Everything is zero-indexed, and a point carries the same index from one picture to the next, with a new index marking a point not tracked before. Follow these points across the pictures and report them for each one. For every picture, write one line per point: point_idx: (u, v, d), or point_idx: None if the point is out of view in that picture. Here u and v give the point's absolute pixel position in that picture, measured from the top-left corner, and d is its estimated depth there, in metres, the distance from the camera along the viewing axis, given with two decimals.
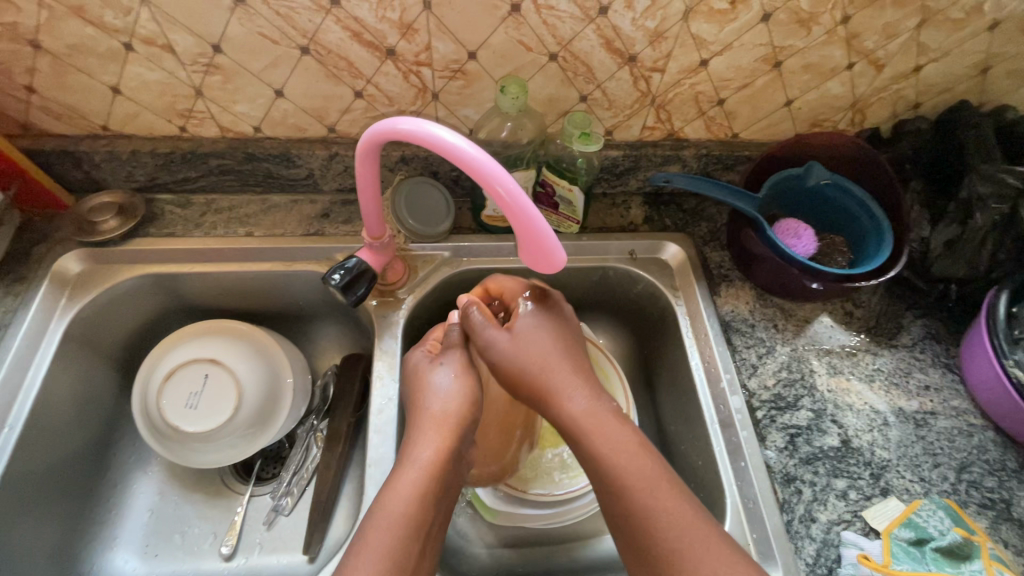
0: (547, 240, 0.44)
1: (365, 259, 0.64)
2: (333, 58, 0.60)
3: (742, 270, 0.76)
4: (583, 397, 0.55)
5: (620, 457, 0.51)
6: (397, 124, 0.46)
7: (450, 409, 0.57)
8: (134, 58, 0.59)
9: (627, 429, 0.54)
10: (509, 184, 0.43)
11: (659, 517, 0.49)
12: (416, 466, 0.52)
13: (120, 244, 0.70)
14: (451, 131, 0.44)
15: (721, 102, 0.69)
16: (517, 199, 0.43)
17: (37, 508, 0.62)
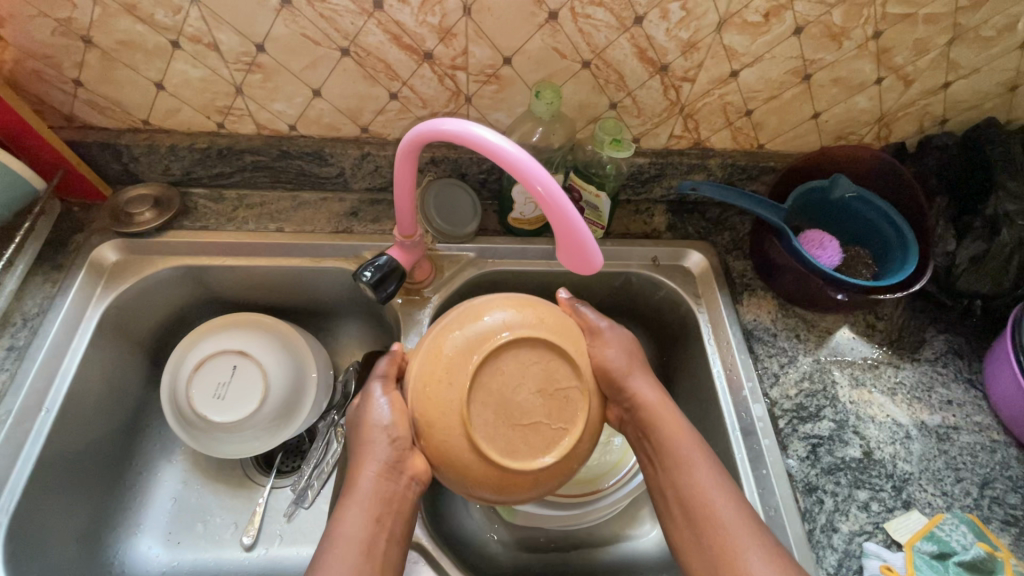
0: (585, 241, 0.45)
1: (395, 257, 0.65)
2: (372, 61, 0.62)
3: (764, 279, 0.76)
4: (658, 400, 0.59)
5: (694, 463, 0.56)
6: (440, 125, 0.47)
7: (399, 432, 0.54)
8: (179, 55, 0.61)
9: (700, 439, 0.58)
10: (550, 185, 0.44)
11: (722, 515, 0.52)
12: (362, 488, 0.53)
13: (155, 235, 0.72)
14: (494, 132, 0.45)
15: (749, 112, 0.70)
16: (557, 200, 0.44)
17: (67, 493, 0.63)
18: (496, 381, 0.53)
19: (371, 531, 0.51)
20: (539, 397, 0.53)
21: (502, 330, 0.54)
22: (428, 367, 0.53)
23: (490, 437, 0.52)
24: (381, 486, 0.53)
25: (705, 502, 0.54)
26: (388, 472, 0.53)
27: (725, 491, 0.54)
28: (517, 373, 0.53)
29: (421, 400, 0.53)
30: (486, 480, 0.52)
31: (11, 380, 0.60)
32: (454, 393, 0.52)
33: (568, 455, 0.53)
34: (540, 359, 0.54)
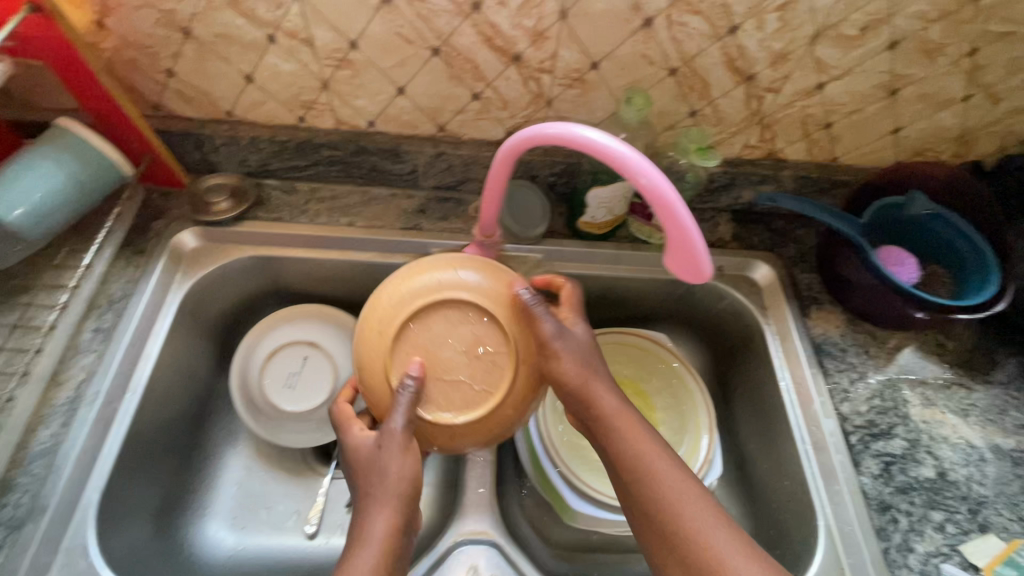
0: (688, 231, 0.44)
1: (472, 255, 0.65)
2: (461, 61, 0.62)
3: (833, 293, 0.76)
4: (607, 398, 0.54)
5: (654, 461, 0.51)
6: (540, 130, 0.47)
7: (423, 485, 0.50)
8: (273, 50, 0.62)
9: (654, 432, 0.54)
10: (651, 175, 0.43)
11: (689, 513, 0.48)
12: (375, 537, 0.48)
13: (231, 225, 0.73)
14: (595, 129, 0.45)
15: (829, 125, 0.70)
16: (658, 189, 0.43)
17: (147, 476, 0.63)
18: (422, 335, 0.51)
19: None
20: (464, 357, 0.51)
21: (419, 297, 0.52)
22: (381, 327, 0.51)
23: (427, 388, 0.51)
24: (395, 537, 0.48)
25: (680, 509, 0.49)
26: (402, 525, 0.49)
27: (689, 486, 0.50)
28: (447, 326, 0.51)
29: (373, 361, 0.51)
30: (436, 434, 0.51)
31: (99, 361, 0.61)
32: (380, 339, 0.51)
33: (490, 413, 0.51)
34: (471, 321, 0.52)
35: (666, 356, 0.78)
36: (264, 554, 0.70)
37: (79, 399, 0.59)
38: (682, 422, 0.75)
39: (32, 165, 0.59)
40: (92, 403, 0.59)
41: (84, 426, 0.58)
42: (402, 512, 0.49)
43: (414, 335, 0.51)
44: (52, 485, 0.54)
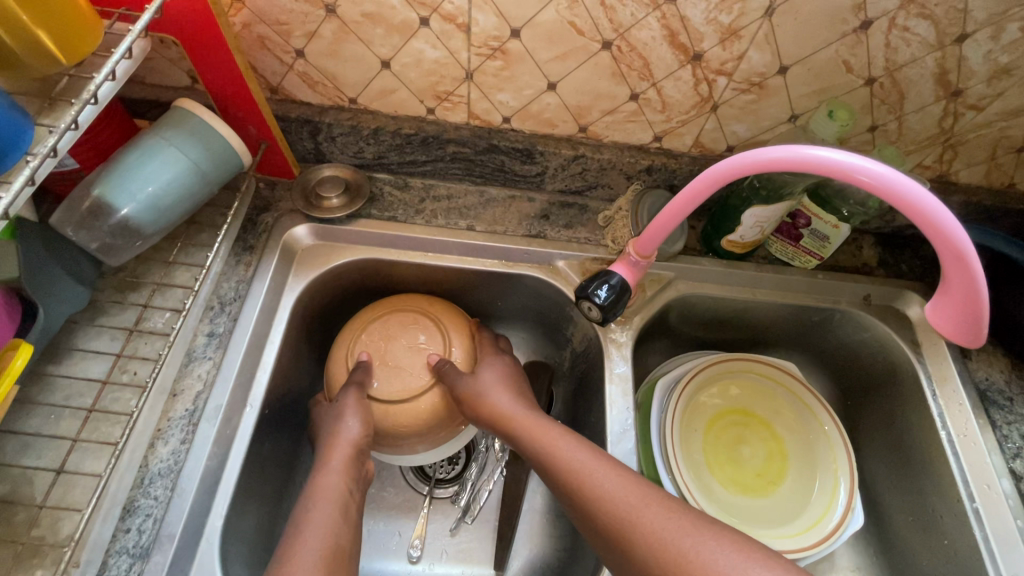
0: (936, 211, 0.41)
1: (621, 273, 0.59)
2: (631, 57, 0.55)
3: (995, 334, 0.69)
4: (508, 401, 0.61)
5: (563, 450, 0.55)
6: (751, 155, 0.45)
7: (364, 436, 0.58)
8: (423, 34, 0.55)
9: (560, 427, 0.58)
10: (876, 169, 0.41)
11: (602, 485, 0.51)
12: (323, 493, 0.53)
13: (344, 222, 0.67)
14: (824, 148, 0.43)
15: (1021, 149, 0.62)
16: (889, 179, 0.41)
17: (265, 498, 0.58)
18: (378, 332, 0.66)
19: (343, 500, 0.53)
20: (410, 351, 0.64)
21: (405, 306, 0.68)
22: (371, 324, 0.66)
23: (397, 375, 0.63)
24: (350, 466, 0.56)
25: (646, 525, 0.47)
26: (353, 456, 0.57)
27: (608, 465, 0.52)
28: (400, 333, 0.66)
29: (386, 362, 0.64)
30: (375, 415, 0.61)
31: (217, 371, 0.56)
32: (365, 332, 0.66)
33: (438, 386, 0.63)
34: (417, 322, 0.66)
35: (797, 390, 0.73)
36: None
37: (198, 413, 0.54)
38: (816, 461, 0.70)
39: (152, 151, 0.53)
40: (213, 419, 0.53)
41: (206, 443, 0.52)
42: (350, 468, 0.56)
43: (416, 338, 0.65)
44: (177, 511, 0.49)
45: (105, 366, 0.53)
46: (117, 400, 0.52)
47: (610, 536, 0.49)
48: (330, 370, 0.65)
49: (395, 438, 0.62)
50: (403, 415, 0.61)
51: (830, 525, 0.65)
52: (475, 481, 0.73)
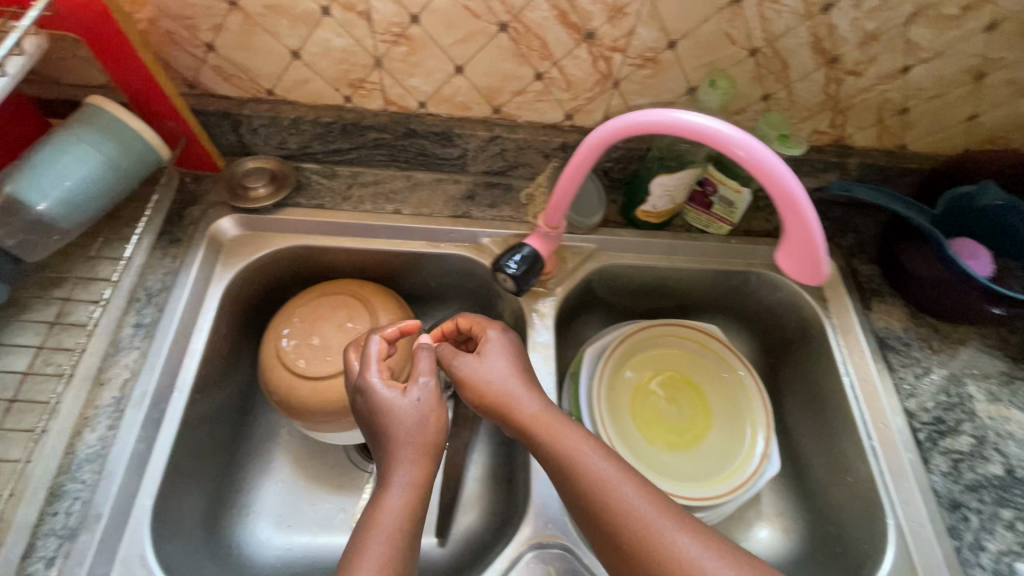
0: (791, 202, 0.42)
1: (535, 246, 0.62)
2: (529, 38, 0.58)
3: (894, 286, 0.74)
4: (521, 391, 0.55)
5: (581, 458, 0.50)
6: (636, 117, 0.45)
7: (429, 429, 0.51)
8: (326, 23, 0.57)
9: (581, 429, 0.53)
10: (751, 147, 0.41)
11: (630, 501, 0.47)
12: (383, 512, 0.46)
13: (271, 212, 0.69)
14: (698, 116, 0.43)
15: (904, 111, 0.67)
16: (759, 161, 0.41)
17: (200, 477, 0.63)
18: (308, 314, 0.69)
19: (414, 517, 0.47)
20: (338, 331, 0.67)
21: (336, 290, 0.71)
22: (303, 306, 0.70)
23: (324, 354, 0.66)
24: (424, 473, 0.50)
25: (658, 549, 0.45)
26: (421, 453, 0.50)
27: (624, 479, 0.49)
28: (329, 314, 0.69)
29: (313, 341, 0.67)
30: (299, 389, 0.64)
31: (144, 359, 0.57)
32: (295, 315, 0.69)
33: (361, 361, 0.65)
34: (346, 304, 0.69)
35: (716, 348, 0.77)
36: (313, 554, 0.68)
37: (125, 401, 0.55)
38: (737, 411, 0.75)
39: (64, 147, 0.54)
40: (139, 404, 0.55)
41: (133, 429, 0.54)
42: (419, 478, 0.49)
43: (344, 319, 0.68)
44: (104, 493, 0.51)
45: (27, 359, 0.55)
46: (42, 391, 0.54)
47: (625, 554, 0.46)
48: (262, 354, 0.67)
49: (326, 417, 0.64)
50: (325, 388, 0.64)
51: (747, 474, 0.69)
52: None
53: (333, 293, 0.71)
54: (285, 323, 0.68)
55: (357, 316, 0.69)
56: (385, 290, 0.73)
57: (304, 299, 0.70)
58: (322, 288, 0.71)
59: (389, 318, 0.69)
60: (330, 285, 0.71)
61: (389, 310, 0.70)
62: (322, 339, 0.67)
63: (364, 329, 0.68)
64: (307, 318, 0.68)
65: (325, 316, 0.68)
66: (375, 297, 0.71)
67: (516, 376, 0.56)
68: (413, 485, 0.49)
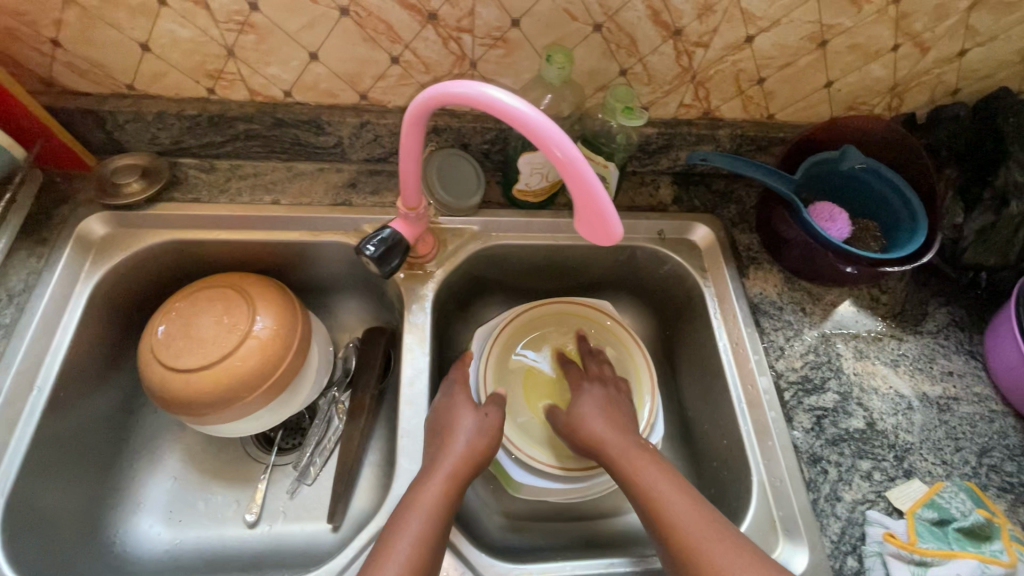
0: (601, 205, 0.42)
1: (398, 229, 0.63)
2: (373, 21, 0.59)
3: (771, 252, 0.76)
4: (606, 430, 0.64)
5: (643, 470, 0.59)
6: (450, 88, 0.44)
7: (474, 446, 0.60)
8: (166, 13, 0.57)
9: (652, 455, 0.62)
10: (566, 147, 0.41)
11: (675, 508, 0.55)
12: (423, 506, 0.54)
13: (144, 208, 0.69)
14: (510, 96, 0.42)
15: (762, 80, 0.68)
16: (572, 161, 0.41)
17: (74, 473, 0.64)
18: (185, 309, 0.69)
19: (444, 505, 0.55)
20: (214, 323, 0.67)
21: (216, 283, 0.71)
22: (180, 300, 0.69)
23: (199, 346, 0.66)
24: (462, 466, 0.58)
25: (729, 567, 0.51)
26: (462, 466, 0.58)
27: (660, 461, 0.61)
28: (206, 307, 0.69)
29: (188, 334, 0.67)
30: (173, 383, 0.64)
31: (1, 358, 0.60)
32: (172, 310, 0.69)
33: (237, 352, 0.66)
34: (225, 297, 0.69)
35: (593, 315, 0.79)
36: (203, 546, 0.69)
37: None
38: (620, 378, 0.76)
39: None
40: None
41: None
42: (450, 482, 0.57)
43: (222, 311, 0.68)
44: None
45: None
46: None
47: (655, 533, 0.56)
48: (139, 350, 0.67)
49: (201, 409, 0.65)
50: (199, 380, 0.64)
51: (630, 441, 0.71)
52: (317, 442, 0.76)
53: (211, 286, 0.71)
54: (162, 318, 0.68)
55: (235, 307, 0.69)
56: (268, 281, 0.73)
57: (183, 294, 0.70)
58: (202, 282, 0.71)
59: (268, 309, 0.70)
60: (210, 279, 0.71)
61: (268, 300, 0.70)
62: (198, 332, 0.67)
63: (241, 320, 0.68)
64: (184, 313, 0.68)
65: (203, 310, 0.69)
66: (255, 289, 0.71)
67: (601, 408, 0.67)
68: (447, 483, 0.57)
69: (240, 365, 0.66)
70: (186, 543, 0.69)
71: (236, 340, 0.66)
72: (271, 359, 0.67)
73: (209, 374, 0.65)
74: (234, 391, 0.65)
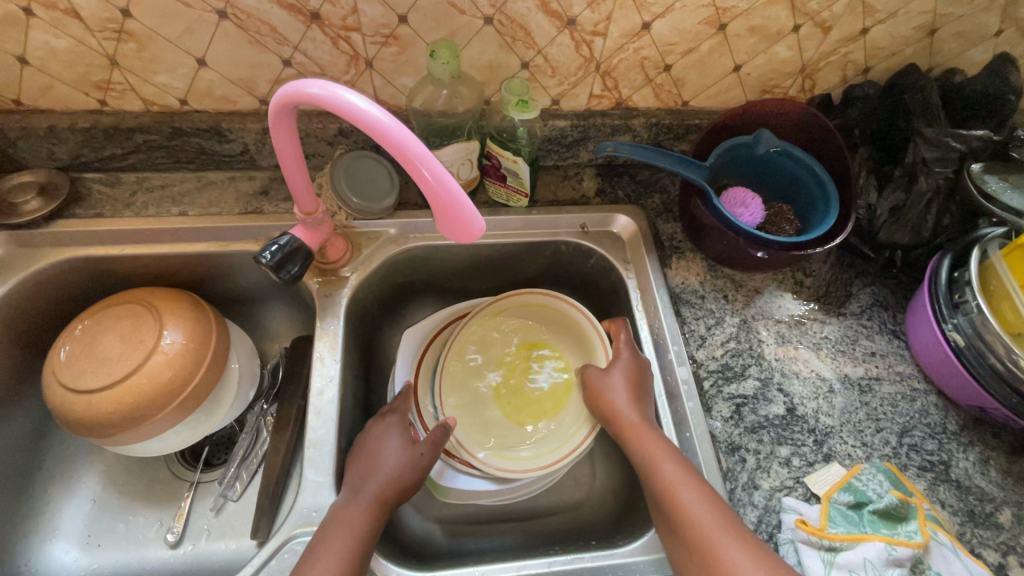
0: (464, 215, 0.43)
1: (299, 236, 0.61)
2: (254, 23, 0.57)
3: (693, 241, 0.75)
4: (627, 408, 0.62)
5: (662, 463, 0.57)
6: (305, 87, 0.43)
7: (403, 471, 0.60)
8: (37, 24, 0.56)
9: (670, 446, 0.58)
10: (433, 166, 0.41)
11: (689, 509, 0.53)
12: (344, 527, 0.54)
13: (43, 226, 0.68)
14: (361, 96, 0.42)
15: (668, 67, 0.67)
16: (440, 181, 0.41)
17: None
18: (90, 329, 0.66)
19: (369, 529, 0.55)
20: (120, 340, 0.64)
21: (124, 300, 0.68)
22: (85, 319, 0.67)
23: (105, 364, 0.63)
24: (384, 494, 0.57)
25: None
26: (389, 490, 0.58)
27: (671, 452, 0.58)
28: (112, 324, 0.65)
29: (93, 353, 0.63)
30: (76, 405, 0.61)
31: None
32: (77, 330, 0.66)
33: (143, 367, 0.62)
34: (132, 313, 0.66)
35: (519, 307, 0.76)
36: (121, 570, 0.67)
37: None
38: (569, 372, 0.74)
39: None
40: None
41: None
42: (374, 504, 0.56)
43: (130, 327, 0.65)
44: None
45: None
46: None
47: (672, 530, 0.54)
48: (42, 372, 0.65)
49: (106, 430, 0.61)
50: (103, 398, 0.61)
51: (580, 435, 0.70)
52: (244, 455, 0.73)
53: (119, 302, 0.68)
54: (67, 339, 0.65)
55: (143, 322, 0.65)
56: (181, 294, 0.69)
57: (87, 315, 0.67)
58: (110, 300, 0.68)
59: (178, 321, 0.66)
60: (119, 297, 0.68)
61: (179, 313, 0.67)
62: (103, 349, 0.63)
63: (149, 334, 0.64)
64: (89, 332, 0.65)
65: (110, 327, 0.65)
66: (165, 302, 0.67)
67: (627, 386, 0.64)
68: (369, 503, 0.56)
69: (146, 381, 0.62)
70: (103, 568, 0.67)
71: (142, 357, 0.63)
72: (182, 372, 0.63)
73: (113, 392, 0.61)
74: (142, 409, 0.61)
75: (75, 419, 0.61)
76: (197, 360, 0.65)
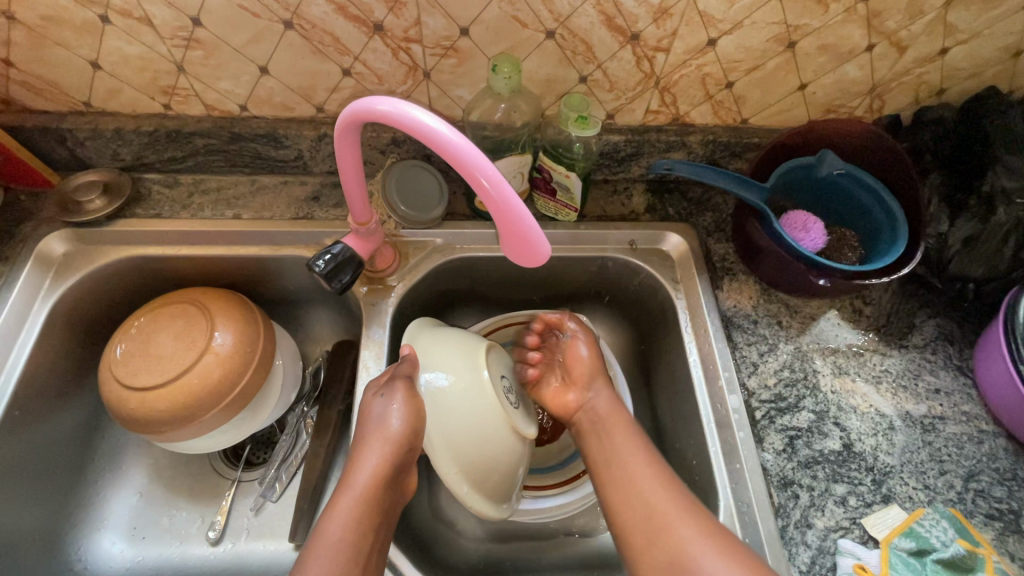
0: (527, 229, 0.42)
1: (351, 245, 0.61)
2: (318, 33, 0.58)
3: (746, 262, 0.73)
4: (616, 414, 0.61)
5: (643, 476, 0.55)
6: (374, 104, 0.43)
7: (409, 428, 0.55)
8: (111, 31, 0.57)
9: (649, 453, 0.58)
10: (496, 179, 0.40)
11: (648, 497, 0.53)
12: (344, 511, 0.52)
13: (105, 224, 0.70)
14: (429, 113, 0.41)
15: (730, 84, 0.65)
16: (502, 193, 0.41)
17: (28, 488, 0.64)
18: (145, 326, 0.67)
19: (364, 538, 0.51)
20: (174, 340, 0.65)
21: (178, 300, 0.69)
22: (140, 316, 0.68)
23: (162, 360, 0.64)
24: (375, 489, 0.53)
25: None
26: (396, 450, 0.54)
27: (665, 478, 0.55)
28: (166, 323, 0.67)
29: (147, 351, 0.65)
30: (131, 400, 0.62)
31: None
32: (132, 326, 0.67)
33: (196, 367, 0.63)
34: (184, 313, 0.67)
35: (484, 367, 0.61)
36: (164, 563, 0.68)
37: None
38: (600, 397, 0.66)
39: None
40: None
41: None
42: (387, 463, 0.54)
43: (184, 326, 0.66)
44: None
45: None
46: None
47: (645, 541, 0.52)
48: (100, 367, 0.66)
49: (158, 427, 0.62)
50: (156, 398, 0.62)
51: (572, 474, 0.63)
52: (284, 457, 0.74)
53: (172, 301, 0.69)
54: (122, 335, 0.67)
55: (196, 322, 0.66)
56: (233, 296, 0.70)
57: (142, 313, 0.69)
58: (162, 299, 0.70)
59: (229, 322, 0.67)
60: (171, 298, 0.70)
61: (229, 313, 0.68)
62: (159, 347, 0.65)
63: (203, 334, 0.65)
64: (144, 330, 0.67)
65: (162, 325, 0.67)
66: (218, 303, 0.68)
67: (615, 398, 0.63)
68: (381, 467, 0.54)
69: (198, 381, 0.63)
70: (147, 560, 0.68)
71: (193, 358, 0.64)
72: (232, 373, 0.64)
73: (168, 392, 0.62)
74: (194, 407, 0.62)
75: (132, 416, 0.62)
76: (245, 362, 0.66)
